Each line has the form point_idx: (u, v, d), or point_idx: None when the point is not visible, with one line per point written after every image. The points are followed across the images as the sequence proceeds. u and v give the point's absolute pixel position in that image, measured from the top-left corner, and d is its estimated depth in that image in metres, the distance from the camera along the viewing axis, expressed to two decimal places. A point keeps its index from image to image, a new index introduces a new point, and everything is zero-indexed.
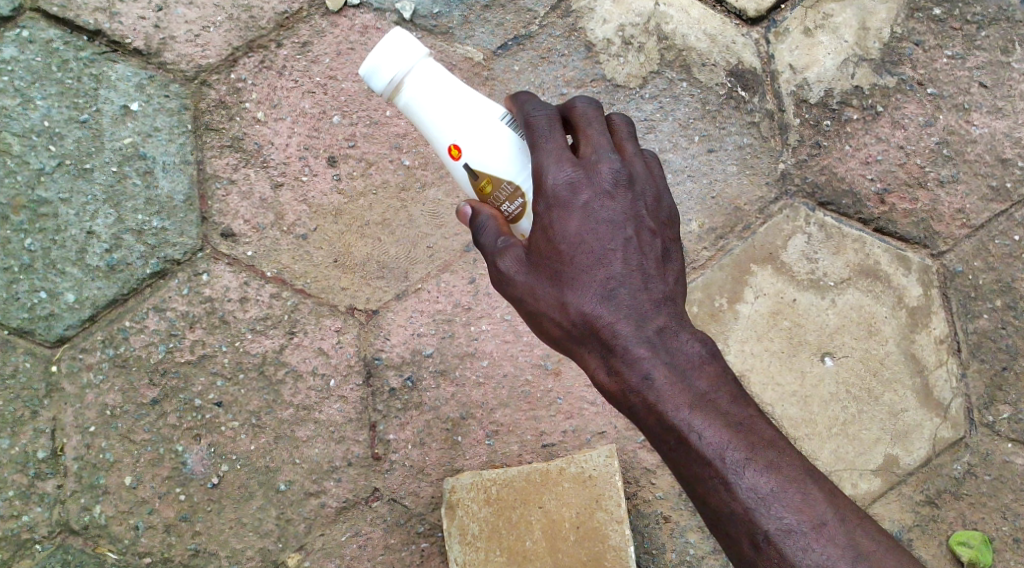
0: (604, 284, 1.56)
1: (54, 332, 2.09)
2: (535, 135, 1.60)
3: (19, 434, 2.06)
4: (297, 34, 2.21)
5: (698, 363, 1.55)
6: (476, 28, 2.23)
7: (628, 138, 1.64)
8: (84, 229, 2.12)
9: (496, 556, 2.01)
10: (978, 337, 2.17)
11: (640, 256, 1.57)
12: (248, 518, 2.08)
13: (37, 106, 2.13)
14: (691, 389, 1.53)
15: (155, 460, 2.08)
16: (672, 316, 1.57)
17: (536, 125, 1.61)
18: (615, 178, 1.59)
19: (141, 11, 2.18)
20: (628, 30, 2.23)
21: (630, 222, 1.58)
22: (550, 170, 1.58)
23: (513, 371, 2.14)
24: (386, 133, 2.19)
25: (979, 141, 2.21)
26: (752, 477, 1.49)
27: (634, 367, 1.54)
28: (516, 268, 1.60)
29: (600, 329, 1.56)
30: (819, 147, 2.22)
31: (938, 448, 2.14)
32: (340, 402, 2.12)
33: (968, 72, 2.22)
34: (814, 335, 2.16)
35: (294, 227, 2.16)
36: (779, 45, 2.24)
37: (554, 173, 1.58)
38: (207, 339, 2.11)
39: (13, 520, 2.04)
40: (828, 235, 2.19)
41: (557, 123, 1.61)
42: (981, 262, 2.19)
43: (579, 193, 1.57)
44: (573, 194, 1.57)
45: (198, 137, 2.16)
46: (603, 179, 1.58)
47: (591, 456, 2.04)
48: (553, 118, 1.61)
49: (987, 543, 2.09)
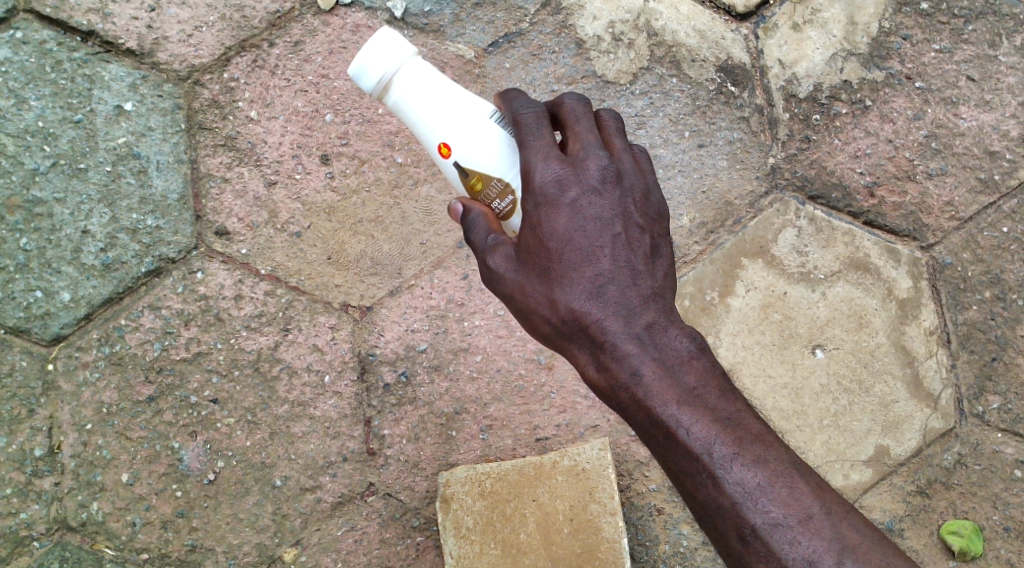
0: (593, 281, 1.57)
1: (50, 330, 2.11)
2: (524, 132, 1.62)
3: (16, 432, 2.08)
4: (289, 33, 2.22)
5: (687, 358, 1.57)
6: (467, 25, 2.24)
7: (616, 134, 1.66)
8: (79, 228, 2.13)
9: (490, 549, 2.03)
10: (967, 328, 2.19)
11: (629, 253, 1.59)
12: (244, 514, 2.10)
13: (32, 106, 2.14)
14: (679, 384, 1.55)
15: (152, 457, 2.10)
16: (661, 312, 1.59)
17: (524, 124, 1.62)
18: (604, 174, 1.60)
19: (134, 11, 2.19)
20: (618, 27, 2.25)
21: (618, 219, 1.60)
22: (538, 167, 1.60)
23: (507, 366, 2.16)
24: (379, 131, 2.21)
25: (967, 134, 2.22)
26: (739, 472, 1.50)
27: (623, 364, 1.56)
28: (505, 266, 1.62)
29: (589, 325, 1.57)
30: (809, 141, 2.23)
31: (929, 439, 2.15)
32: (335, 398, 2.14)
33: (955, 65, 2.23)
34: (805, 328, 2.18)
35: (288, 225, 2.18)
36: (768, 40, 2.26)
37: (542, 170, 1.59)
38: (202, 336, 2.13)
39: (10, 518, 2.06)
40: (817, 229, 2.21)
41: (545, 120, 1.62)
42: (970, 254, 2.21)
43: (567, 190, 1.59)
44: (561, 191, 1.59)
45: (191, 136, 2.18)
46: (591, 175, 1.60)
47: (584, 448, 2.06)
48: (541, 115, 1.63)
49: (977, 532, 2.11)
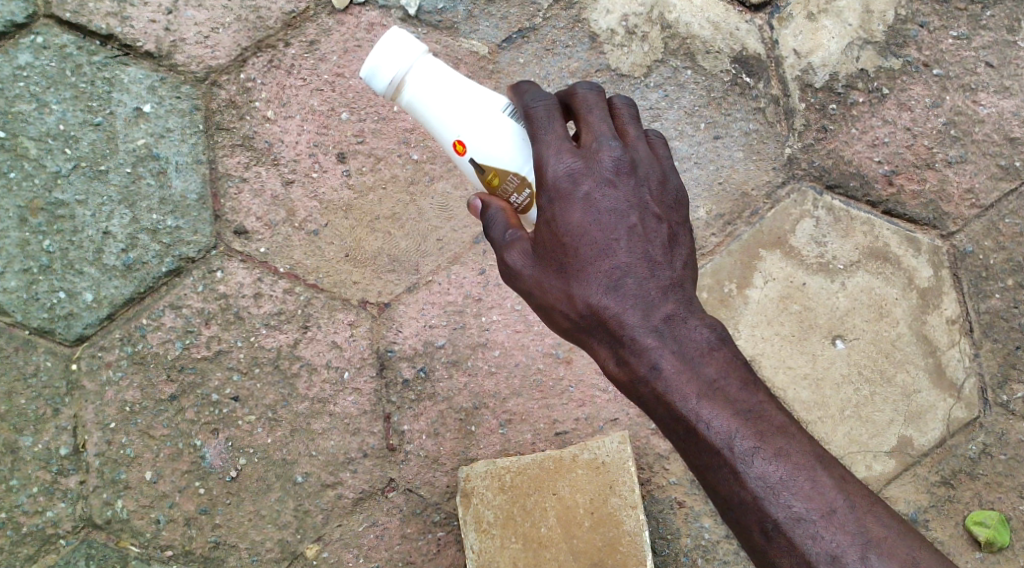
0: (609, 275, 1.57)
1: (74, 331, 2.13)
2: (535, 126, 1.62)
3: (42, 431, 2.10)
4: (304, 33, 2.24)
5: (707, 349, 1.56)
6: (480, 21, 2.25)
7: (630, 121, 1.65)
8: (100, 230, 2.16)
9: (512, 543, 2.03)
10: (991, 316, 2.17)
11: (645, 244, 1.58)
12: (267, 510, 2.11)
13: (52, 110, 2.17)
14: (699, 377, 1.54)
15: (175, 455, 2.12)
16: (680, 302, 1.58)
17: (535, 117, 1.62)
18: (616, 165, 1.60)
19: (152, 14, 2.22)
20: (631, 20, 2.24)
21: (633, 210, 1.59)
22: (550, 161, 1.59)
23: (525, 360, 2.16)
24: (395, 129, 2.22)
25: (987, 121, 2.21)
26: (761, 465, 1.49)
27: (642, 358, 1.55)
28: (523, 262, 1.62)
29: (607, 320, 1.57)
30: (826, 131, 2.22)
31: (952, 429, 2.13)
32: (355, 394, 2.15)
33: (973, 52, 2.22)
34: (824, 318, 2.17)
35: (306, 224, 2.19)
36: (783, 30, 2.25)
37: (554, 164, 1.59)
38: (222, 335, 2.15)
39: (37, 516, 2.08)
40: (836, 219, 2.20)
41: (556, 112, 1.62)
42: (991, 242, 2.18)
43: (580, 182, 1.58)
44: (573, 184, 1.58)
45: (209, 137, 2.20)
46: (603, 167, 1.59)
47: (603, 442, 2.06)
48: (552, 108, 1.62)
49: (1004, 523, 2.08)
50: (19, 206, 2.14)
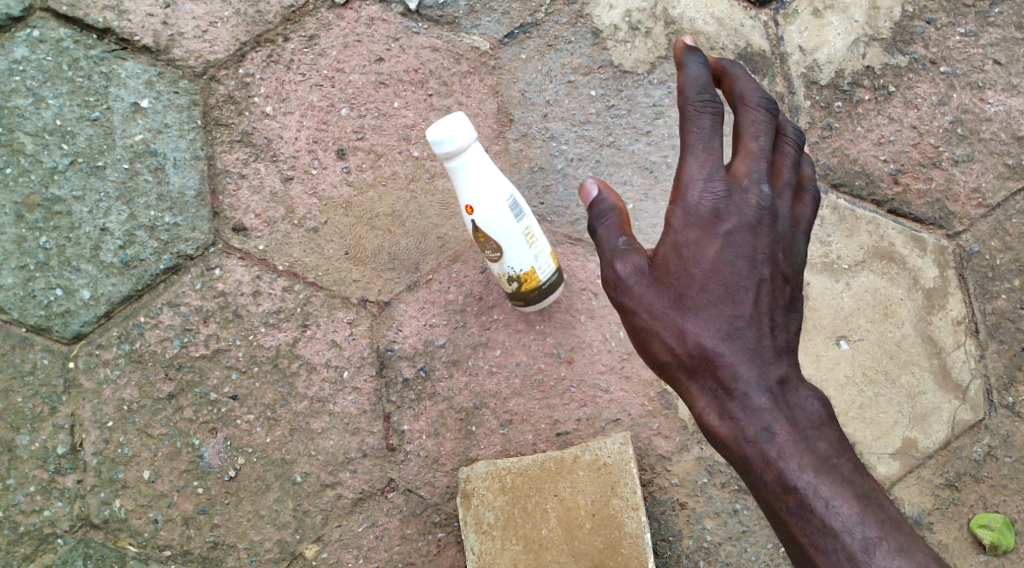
0: (729, 323, 1.56)
1: (71, 328, 2.11)
2: (694, 135, 1.59)
3: (39, 430, 2.09)
4: (304, 28, 2.21)
5: (818, 424, 1.55)
6: (482, 17, 2.23)
7: (784, 162, 1.62)
8: (98, 226, 2.14)
9: (512, 545, 2.02)
10: (997, 317, 2.15)
11: (772, 303, 1.58)
12: (266, 510, 2.10)
13: (49, 105, 2.15)
14: (813, 451, 1.53)
15: (173, 454, 2.10)
16: (794, 370, 1.58)
17: (699, 133, 1.59)
18: (760, 209, 1.59)
19: (149, 8, 2.19)
20: (635, 16, 2.22)
21: (766, 263, 1.58)
22: (697, 184, 1.59)
23: (526, 360, 2.14)
24: (395, 125, 2.20)
25: (994, 120, 2.18)
26: (864, 538, 1.49)
27: (754, 418, 1.54)
28: (635, 280, 1.61)
29: (715, 364, 1.56)
30: (831, 129, 2.19)
31: (957, 431, 2.12)
32: (354, 394, 2.13)
33: (981, 49, 2.20)
34: (829, 318, 2.15)
35: (305, 221, 2.17)
36: (788, 26, 2.22)
37: (701, 189, 1.59)
38: (221, 333, 2.13)
39: (34, 515, 2.07)
40: (841, 218, 2.17)
41: (721, 131, 1.60)
42: (998, 242, 2.16)
43: (722, 218, 1.58)
44: (715, 219, 1.58)
45: (208, 132, 2.18)
46: (749, 208, 1.58)
47: (605, 443, 2.04)
48: (719, 125, 1.60)
49: (1009, 526, 2.07)
50: (15, 202, 2.13)
